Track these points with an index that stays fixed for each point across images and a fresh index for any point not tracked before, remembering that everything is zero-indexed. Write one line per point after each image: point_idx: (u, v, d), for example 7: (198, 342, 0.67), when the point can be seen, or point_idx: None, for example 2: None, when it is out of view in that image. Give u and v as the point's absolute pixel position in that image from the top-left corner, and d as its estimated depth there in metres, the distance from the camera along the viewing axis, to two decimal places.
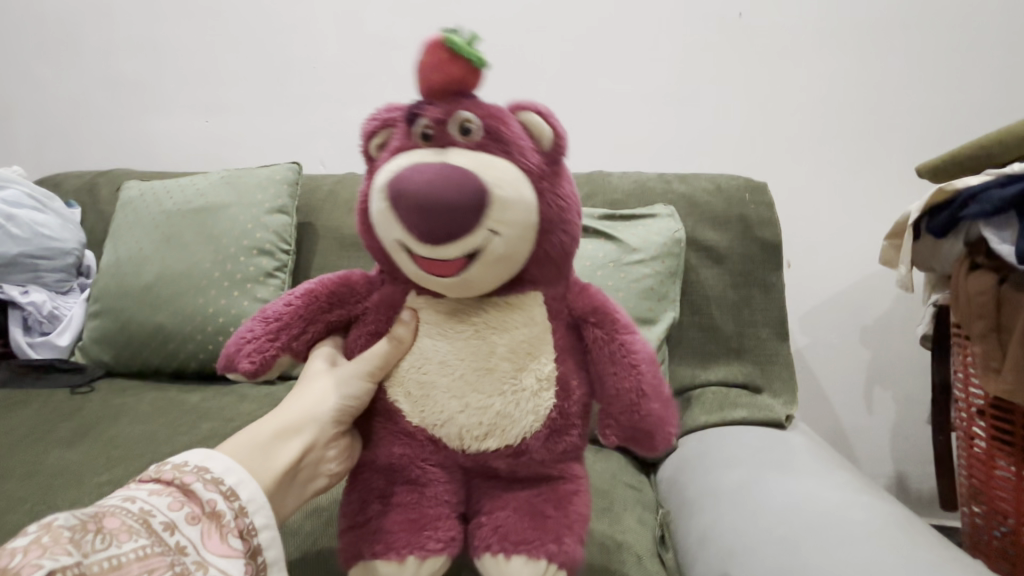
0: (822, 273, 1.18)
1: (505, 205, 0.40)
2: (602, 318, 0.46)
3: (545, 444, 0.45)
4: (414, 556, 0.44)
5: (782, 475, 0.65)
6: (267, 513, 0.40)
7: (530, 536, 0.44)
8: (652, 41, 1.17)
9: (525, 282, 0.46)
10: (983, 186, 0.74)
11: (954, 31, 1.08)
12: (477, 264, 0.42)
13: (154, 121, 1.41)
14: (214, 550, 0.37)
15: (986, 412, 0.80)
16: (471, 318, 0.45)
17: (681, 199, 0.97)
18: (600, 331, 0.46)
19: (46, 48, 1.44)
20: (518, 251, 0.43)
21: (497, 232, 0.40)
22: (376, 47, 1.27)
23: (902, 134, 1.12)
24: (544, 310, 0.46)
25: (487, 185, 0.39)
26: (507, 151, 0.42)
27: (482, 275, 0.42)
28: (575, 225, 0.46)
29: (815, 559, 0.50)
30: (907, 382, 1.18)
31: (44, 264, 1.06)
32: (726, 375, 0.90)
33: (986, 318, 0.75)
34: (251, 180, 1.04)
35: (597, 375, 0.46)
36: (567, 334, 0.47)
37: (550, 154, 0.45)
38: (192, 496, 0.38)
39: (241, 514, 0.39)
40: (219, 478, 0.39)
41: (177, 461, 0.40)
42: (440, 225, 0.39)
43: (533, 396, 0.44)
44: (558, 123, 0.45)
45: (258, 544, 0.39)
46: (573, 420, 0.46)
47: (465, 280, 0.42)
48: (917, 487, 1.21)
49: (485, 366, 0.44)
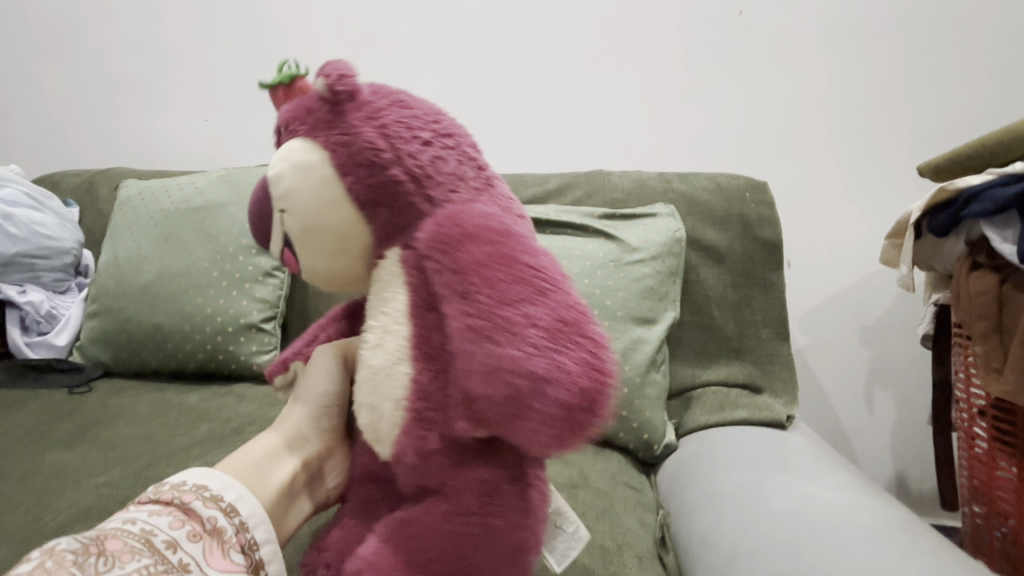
0: (823, 273, 1.18)
1: (281, 181, 0.39)
2: (475, 246, 0.33)
3: (419, 448, 0.35)
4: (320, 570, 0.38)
5: (784, 476, 0.65)
6: (268, 528, 0.40)
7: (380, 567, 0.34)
8: (653, 41, 1.17)
9: (380, 241, 0.38)
10: (984, 185, 0.74)
11: (955, 30, 1.08)
12: (300, 252, 0.40)
13: (152, 120, 1.40)
14: (217, 566, 0.36)
15: (988, 412, 0.79)
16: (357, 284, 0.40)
17: (682, 199, 0.96)
18: (435, 261, 0.34)
19: (43, 46, 1.43)
20: (325, 214, 0.38)
21: (287, 209, 0.39)
22: (375, 45, 1.26)
23: (904, 134, 1.12)
24: (394, 260, 0.37)
25: (271, 176, 0.40)
26: (302, 127, 0.40)
27: (315, 257, 0.39)
28: (383, 145, 0.37)
29: (818, 561, 0.50)
30: (907, 382, 1.18)
31: (42, 263, 1.05)
32: (726, 375, 0.90)
33: (988, 318, 0.75)
34: (250, 179, 1.03)
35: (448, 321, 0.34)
36: (417, 279, 0.35)
37: (340, 94, 0.38)
38: (193, 514, 0.37)
39: (242, 530, 0.38)
40: (218, 495, 0.38)
41: (175, 482, 0.39)
42: (264, 227, 0.41)
43: (388, 376, 0.36)
44: (332, 63, 0.39)
45: (261, 559, 0.39)
46: (442, 399, 0.34)
47: (308, 268, 0.40)
48: (917, 487, 1.21)
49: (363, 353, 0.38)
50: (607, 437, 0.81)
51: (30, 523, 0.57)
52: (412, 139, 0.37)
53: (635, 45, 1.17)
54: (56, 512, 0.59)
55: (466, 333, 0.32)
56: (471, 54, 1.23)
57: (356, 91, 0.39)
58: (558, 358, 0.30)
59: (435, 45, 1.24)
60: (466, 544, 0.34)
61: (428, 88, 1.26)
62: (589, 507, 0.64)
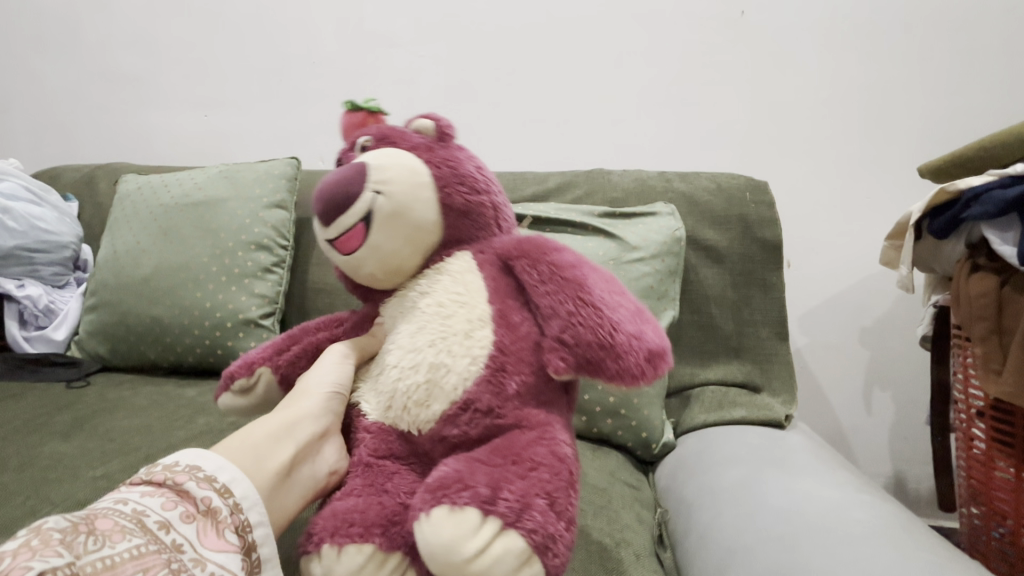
0: (822, 273, 1.18)
1: (384, 171, 0.45)
2: (525, 247, 0.46)
3: (489, 390, 0.42)
4: (329, 546, 0.40)
5: (782, 475, 0.64)
6: (262, 510, 0.39)
7: (500, 479, 0.36)
8: (653, 41, 1.17)
9: (455, 245, 0.48)
10: (986, 187, 0.74)
11: (955, 33, 1.08)
12: (376, 230, 0.45)
13: (152, 115, 1.40)
14: (211, 546, 0.35)
15: (986, 413, 0.79)
16: (408, 292, 0.49)
17: (681, 198, 0.96)
18: (541, 271, 0.43)
19: (44, 41, 1.43)
20: (418, 207, 0.45)
21: (381, 193, 0.44)
22: (375, 43, 1.26)
23: (903, 135, 1.12)
24: (474, 266, 0.47)
25: (370, 163, 0.45)
26: (411, 147, 0.48)
27: (386, 239, 0.46)
28: (486, 192, 0.49)
29: (817, 559, 0.49)
30: (906, 383, 1.18)
31: (40, 258, 1.05)
32: (725, 374, 0.90)
33: (988, 319, 0.75)
34: (249, 174, 1.03)
35: (543, 313, 0.43)
36: (498, 275, 0.46)
37: (444, 141, 0.49)
38: (186, 495, 0.37)
39: (234, 512, 0.38)
40: (211, 476, 0.38)
41: (167, 462, 0.38)
42: (338, 201, 0.45)
43: (467, 337, 0.43)
44: (440, 117, 0.50)
45: (253, 541, 0.38)
46: (521, 367, 0.43)
47: (373, 246, 0.46)
48: (915, 487, 1.21)
49: (443, 333, 0.44)
50: (604, 434, 0.81)
51: (27, 514, 0.57)
52: (494, 195, 0.50)
53: (635, 45, 1.17)
54: (52, 503, 0.58)
55: (538, 297, 0.43)
56: (472, 53, 1.23)
57: (450, 137, 0.50)
58: (615, 317, 0.41)
59: (436, 43, 1.24)
60: (552, 449, 0.39)
61: (428, 86, 1.26)
62: (587, 504, 0.64)
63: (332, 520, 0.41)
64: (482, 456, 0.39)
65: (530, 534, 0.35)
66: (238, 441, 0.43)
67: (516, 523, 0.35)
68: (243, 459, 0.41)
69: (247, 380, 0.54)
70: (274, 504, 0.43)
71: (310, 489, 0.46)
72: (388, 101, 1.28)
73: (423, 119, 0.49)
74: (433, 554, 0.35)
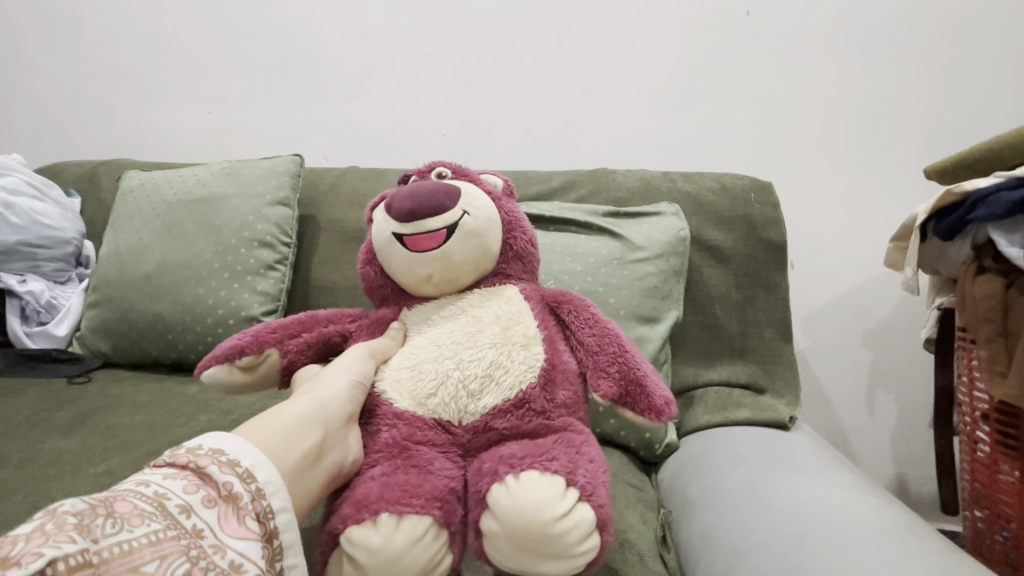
0: (825, 275, 1.18)
1: (474, 199, 0.56)
2: (571, 298, 0.58)
3: (543, 394, 0.52)
4: (390, 514, 0.42)
5: (787, 475, 0.64)
6: (284, 496, 0.39)
7: (574, 462, 0.45)
8: (658, 41, 1.17)
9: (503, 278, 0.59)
10: (992, 188, 0.74)
11: (961, 35, 1.08)
12: (456, 238, 0.54)
13: (154, 111, 1.40)
14: (232, 532, 0.35)
15: (991, 416, 0.79)
16: (454, 304, 0.57)
17: (686, 198, 0.96)
18: (582, 314, 0.56)
19: (48, 37, 1.43)
20: (492, 239, 0.56)
21: (469, 213, 0.55)
22: (378, 41, 1.26)
23: (907, 137, 1.12)
24: (523, 295, 0.57)
25: (460, 188, 0.56)
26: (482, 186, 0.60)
27: (459, 250, 0.54)
28: (534, 244, 0.62)
29: (821, 559, 0.49)
30: (908, 385, 1.18)
31: (43, 253, 1.04)
32: (728, 375, 0.89)
33: (993, 321, 0.74)
34: (252, 171, 1.03)
35: (587, 349, 0.54)
36: (545, 313, 0.57)
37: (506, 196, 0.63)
38: (208, 479, 0.36)
39: (257, 497, 0.38)
40: (235, 460, 0.38)
41: (191, 445, 0.38)
42: (431, 206, 0.53)
43: (523, 348, 0.53)
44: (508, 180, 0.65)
45: (275, 527, 0.38)
46: (569, 381, 0.53)
47: (447, 251, 0.54)
48: (917, 490, 1.20)
49: (503, 340, 0.53)
50: (607, 435, 0.81)
51: (27, 510, 0.56)
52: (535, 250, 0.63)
53: (640, 44, 1.17)
54: (53, 498, 0.58)
55: (584, 335, 0.55)
56: (475, 52, 1.23)
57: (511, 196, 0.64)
58: (648, 368, 0.52)
59: (439, 41, 1.23)
60: (596, 449, 0.49)
61: (431, 84, 1.25)
62: None
63: (388, 492, 0.43)
64: (545, 445, 0.47)
65: (594, 507, 0.43)
66: (261, 427, 0.43)
67: (590, 497, 0.43)
68: (271, 443, 0.42)
69: (255, 357, 0.55)
70: (298, 489, 0.42)
71: (332, 476, 0.46)
72: (391, 100, 1.28)
73: (492, 174, 0.63)
74: (522, 511, 0.41)
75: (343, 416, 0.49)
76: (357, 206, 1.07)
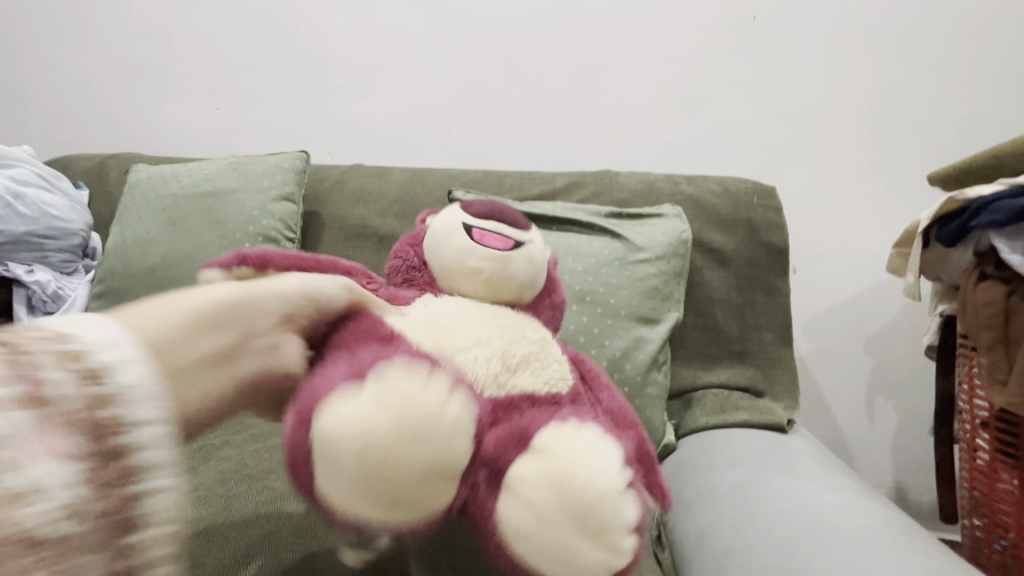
0: (828, 281, 1.17)
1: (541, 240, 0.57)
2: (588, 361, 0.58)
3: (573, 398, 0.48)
4: (470, 399, 0.37)
5: (784, 477, 0.64)
6: (142, 405, 0.30)
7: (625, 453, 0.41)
8: (664, 44, 1.17)
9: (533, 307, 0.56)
10: (996, 196, 0.74)
11: (966, 43, 1.08)
12: (521, 252, 0.53)
13: (163, 106, 1.41)
14: (49, 447, 0.26)
15: (991, 423, 0.79)
16: (494, 299, 0.53)
17: (689, 200, 0.96)
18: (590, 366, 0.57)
19: (60, 31, 1.45)
20: (542, 271, 0.55)
21: (537, 244, 0.55)
22: (387, 40, 1.27)
23: (911, 143, 1.12)
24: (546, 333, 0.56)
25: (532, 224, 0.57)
26: None
27: (520, 265, 0.53)
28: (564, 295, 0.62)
29: (814, 562, 0.49)
30: (909, 393, 1.18)
31: (50, 244, 1.05)
32: (727, 378, 0.89)
33: (995, 328, 0.74)
34: (258, 167, 1.04)
35: (605, 402, 0.53)
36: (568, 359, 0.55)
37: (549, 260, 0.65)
38: (28, 368, 0.27)
39: (115, 431, 0.28)
40: (107, 369, 0.29)
41: (29, 327, 0.29)
42: (510, 218, 0.54)
43: (556, 362, 0.50)
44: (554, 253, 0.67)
45: (124, 445, 0.28)
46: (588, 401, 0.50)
47: (508, 259, 0.52)
48: (917, 499, 1.20)
49: (541, 347, 0.50)
50: None
51: None
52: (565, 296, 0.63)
53: (646, 47, 1.18)
54: None
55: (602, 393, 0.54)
56: (482, 51, 1.23)
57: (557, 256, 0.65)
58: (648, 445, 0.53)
59: (446, 41, 1.24)
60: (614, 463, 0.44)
61: (436, 83, 1.26)
62: None
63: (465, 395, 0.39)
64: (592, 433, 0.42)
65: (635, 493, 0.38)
66: (155, 313, 0.35)
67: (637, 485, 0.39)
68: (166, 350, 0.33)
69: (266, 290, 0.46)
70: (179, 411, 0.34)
71: (231, 391, 0.38)
72: (399, 99, 1.28)
73: None
74: (588, 454, 0.37)
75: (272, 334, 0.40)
76: (361, 203, 1.08)
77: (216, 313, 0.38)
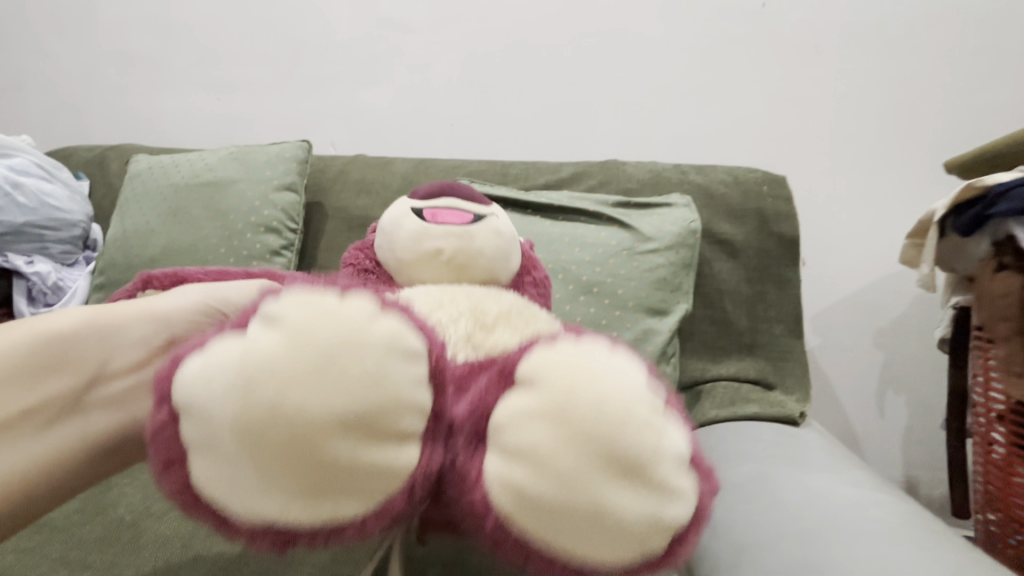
0: (838, 273, 1.16)
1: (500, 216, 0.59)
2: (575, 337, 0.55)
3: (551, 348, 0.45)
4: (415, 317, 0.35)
5: (798, 471, 0.63)
6: None
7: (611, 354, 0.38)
8: (671, 32, 1.15)
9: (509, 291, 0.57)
10: (1013, 183, 0.71)
11: (983, 28, 1.05)
12: (481, 224, 0.54)
13: (164, 97, 1.40)
14: None
15: (1007, 417, 0.77)
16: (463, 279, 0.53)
17: (697, 190, 0.94)
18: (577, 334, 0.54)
19: (60, 21, 1.43)
20: (512, 243, 0.56)
21: (497, 217, 0.57)
22: (389, 29, 1.25)
23: (924, 132, 1.09)
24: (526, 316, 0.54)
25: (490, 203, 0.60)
26: None
27: (484, 237, 0.53)
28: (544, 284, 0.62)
29: (832, 557, 0.48)
30: (920, 387, 1.16)
31: (50, 235, 1.04)
32: (736, 370, 0.88)
33: (1012, 320, 0.72)
34: (260, 157, 1.03)
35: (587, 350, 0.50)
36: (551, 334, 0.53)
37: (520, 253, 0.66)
38: None
39: None
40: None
41: None
42: (460, 196, 0.57)
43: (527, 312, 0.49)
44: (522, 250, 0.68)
45: None
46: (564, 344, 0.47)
47: (470, 232, 0.53)
48: (928, 493, 1.18)
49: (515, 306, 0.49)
50: None
51: None
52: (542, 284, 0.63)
53: (653, 35, 1.15)
54: None
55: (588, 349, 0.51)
56: (486, 39, 1.21)
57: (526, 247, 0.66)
58: None
59: (449, 30, 1.22)
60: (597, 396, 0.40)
61: (439, 72, 1.24)
62: None
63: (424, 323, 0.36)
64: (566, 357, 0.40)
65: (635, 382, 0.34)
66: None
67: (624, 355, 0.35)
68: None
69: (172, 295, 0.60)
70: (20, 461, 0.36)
71: (71, 453, 0.40)
72: (402, 88, 1.27)
73: None
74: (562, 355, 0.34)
75: (133, 371, 0.45)
76: (364, 193, 1.07)
77: (51, 354, 0.41)
